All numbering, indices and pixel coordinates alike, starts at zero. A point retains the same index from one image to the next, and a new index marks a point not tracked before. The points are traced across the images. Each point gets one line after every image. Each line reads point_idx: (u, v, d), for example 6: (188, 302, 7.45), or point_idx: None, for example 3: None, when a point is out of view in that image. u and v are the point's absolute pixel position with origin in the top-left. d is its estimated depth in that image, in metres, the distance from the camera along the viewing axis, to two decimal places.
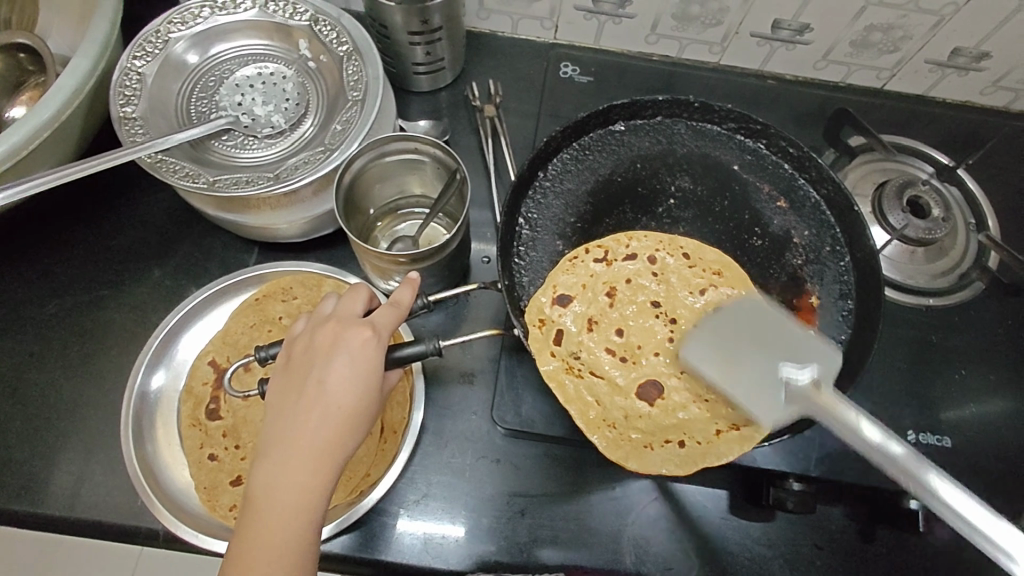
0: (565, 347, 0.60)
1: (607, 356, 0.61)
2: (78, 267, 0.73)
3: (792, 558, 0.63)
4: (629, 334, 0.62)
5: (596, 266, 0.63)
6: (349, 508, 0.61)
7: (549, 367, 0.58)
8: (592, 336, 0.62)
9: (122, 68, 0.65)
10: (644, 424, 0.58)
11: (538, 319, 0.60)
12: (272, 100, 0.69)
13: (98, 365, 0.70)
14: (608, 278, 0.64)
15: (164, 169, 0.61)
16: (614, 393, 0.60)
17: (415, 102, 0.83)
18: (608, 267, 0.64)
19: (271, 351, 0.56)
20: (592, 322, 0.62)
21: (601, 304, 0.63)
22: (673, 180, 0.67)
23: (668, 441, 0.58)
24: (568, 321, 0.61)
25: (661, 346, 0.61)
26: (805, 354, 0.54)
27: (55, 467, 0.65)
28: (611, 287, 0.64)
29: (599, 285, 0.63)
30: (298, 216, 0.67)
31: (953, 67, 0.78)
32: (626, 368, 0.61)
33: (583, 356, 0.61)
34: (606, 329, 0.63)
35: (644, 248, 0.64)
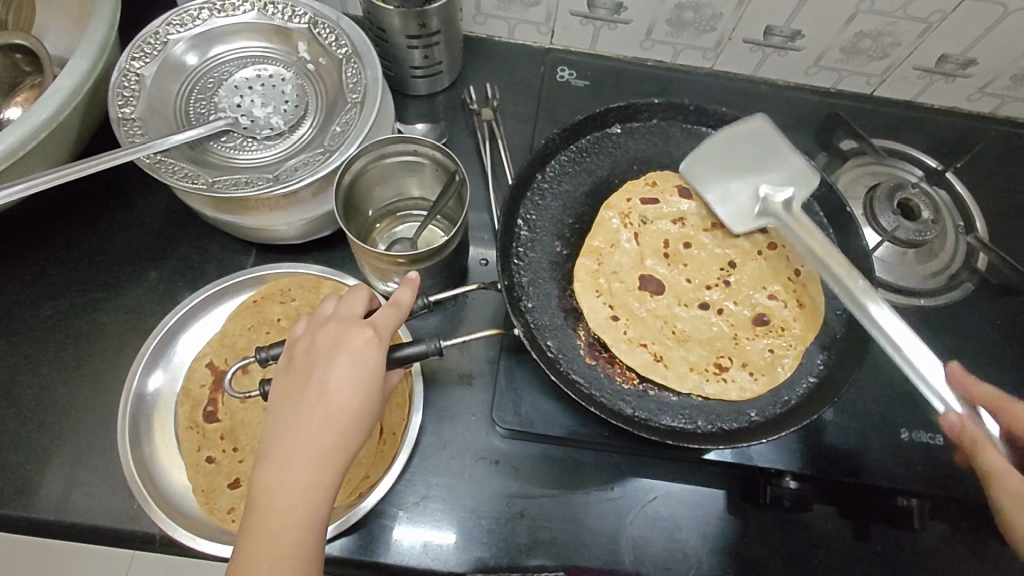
0: (644, 207, 0.68)
1: (660, 241, 0.69)
2: (73, 269, 0.73)
3: (788, 557, 0.64)
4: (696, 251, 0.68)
5: (645, 206, 0.68)
6: (347, 511, 0.61)
7: (613, 199, 0.68)
8: (671, 224, 0.69)
9: (120, 69, 0.65)
10: (620, 283, 0.66)
11: (650, 180, 0.69)
12: (271, 102, 0.69)
13: (94, 367, 0.69)
14: (649, 229, 0.68)
15: (163, 169, 0.61)
16: (635, 266, 0.67)
17: (413, 106, 0.83)
18: (735, 226, 0.69)
19: (271, 352, 0.56)
20: (682, 221, 0.69)
21: (646, 242, 0.69)
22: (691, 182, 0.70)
23: (612, 307, 0.64)
24: (670, 204, 0.69)
25: (699, 279, 0.67)
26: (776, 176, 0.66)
27: (49, 470, 0.64)
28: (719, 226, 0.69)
29: (706, 218, 0.69)
30: (297, 218, 0.67)
31: (941, 73, 0.80)
32: (665, 262, 0.68)
33: (648, 219, 0.68)
34: (693, 230, 0.69)
35: (763, 242, 0.68)
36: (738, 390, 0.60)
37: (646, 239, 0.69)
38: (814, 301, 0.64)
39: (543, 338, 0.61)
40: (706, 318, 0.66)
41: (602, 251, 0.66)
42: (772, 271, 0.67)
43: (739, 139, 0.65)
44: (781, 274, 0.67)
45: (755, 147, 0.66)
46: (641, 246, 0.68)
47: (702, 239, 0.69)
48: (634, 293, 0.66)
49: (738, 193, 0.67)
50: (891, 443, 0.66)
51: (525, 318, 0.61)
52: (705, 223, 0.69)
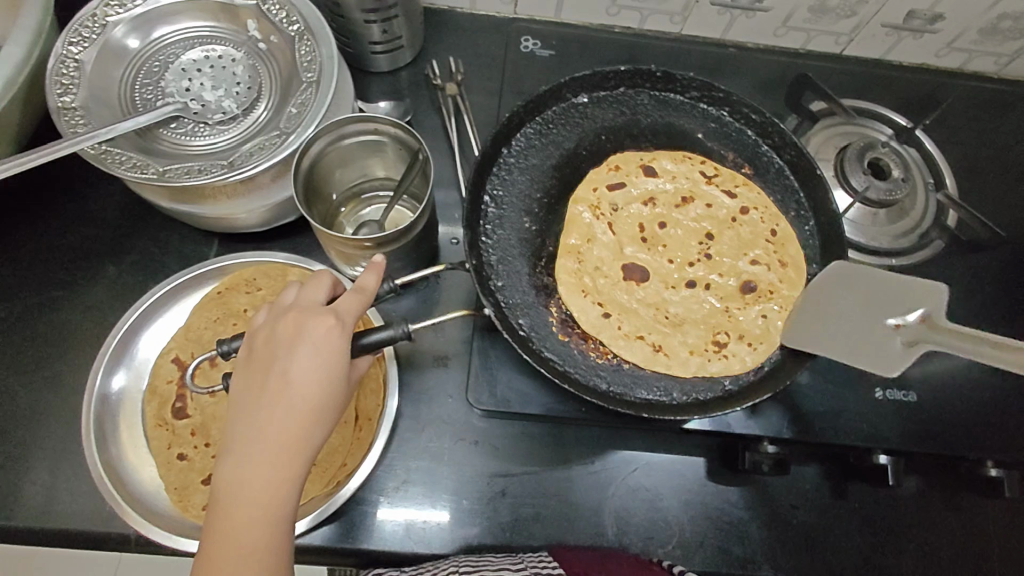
0: (613, 194, 0.68)
1: (636, 228, 0.68)
2: (26, 269, 0.70)
3: (769, 519, 0.65)
4: (672, 229, 0.68)
5: (613, 193, 0.68)
6: (326, 500, 0.60)
7: (581, 192, 0.67)
8: (641, 206, 0.69)
9: (57, 55, 0.61)
10: (604, 278, 0.65)
11: (614, 164, 0.69)
12: (222, 84, 0.66)
13: (56, 368, 0.67)
14: (622, 216, 0.68)
15: (109, 160, 0.58)
16: (615, 256, 0.67)
17: (374, 83, 0.80)
18: (707, 191, 0.68)
19: (233, 345, 0.54)
20: (653, 200, 0.69)
21: (620, 231, 0.68)
22: (653, 159, 0.69)
23: (601, 304, 0.63)
24: (635, 186, 0.69)
25: (680, 258, 0.67)
26: (904, 299, 0.55)
27: (15, 477, 0.63)
28: (690, 195, 0.68)
29: (678, 190, 0.69)
30: (257, 205, 0.65)
31: (908, 30, 0.79)
32: (643, 246, 0.67)
33: (617, 206, 0.68)
34: (663, 208, 0.69)
35: (741, 201, 0.67)
36: (739, 365, 0.61)
37: (621, 229, 0.68)
38: (795, 258, 0.64)
39: (515, 317, 0.60)
40: (694, 298, 0.65)
41: (581, 248, 0.65)
42: (751, 238, 0.66)
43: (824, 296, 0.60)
44: (760, 237, 0.66)
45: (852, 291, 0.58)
46: (617, 237, 0.67)
47: (676, 218, 0.68)
48: (618, 286, 0.65)
49: (881, 338, 0.55)
50: (866, 402, 0.66)
51: (496, 297, 0.60)
52: (675, 201, 0.69)
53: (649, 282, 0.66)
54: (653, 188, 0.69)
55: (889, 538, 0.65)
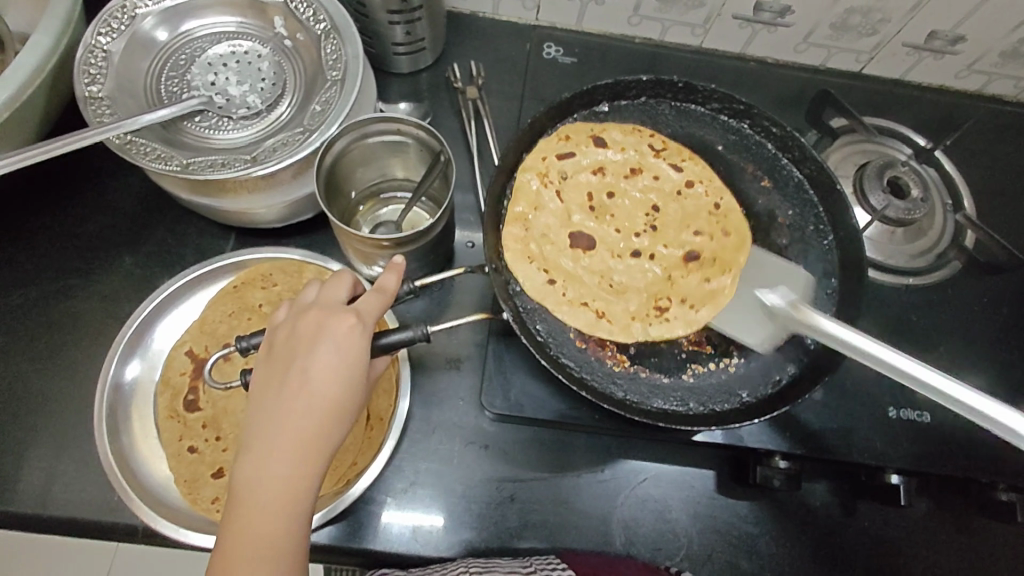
0: (561, 163, 0.67)
1: (583, 198, 0.68)
2: (44, 256, 0.70)
3: (777, 535, 0.64)
4: (618, 200, 0.69)
5: (563, 162, 0.67)
6: (335, 498, 0.60)
7: (531, 160, 0.66)
8: (589, 176, 0.69)
9: (86, 44, 0.61)
10: (551, 247, 0.65)
11: (565, 134, 0.67)
12: (247, 80, 0.67)
13: (68, 356, 0.67)
14: (570, 185, 0.68)
15: (134, 150, 0.58)
16: (562, 225, 0.66)
17: (395, 84, 0.81)
18: (653, 165, 0.69)
19: (252, 341, 0.54)
20: (600, 171, 0.69)
21: (569, 199, 0.68)
22: (604, 130, 0.68)
23: (546, 271, 0.63)
24: (584, 157, 0.68)
25: (624, 228, 0.68)
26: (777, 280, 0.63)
27: (24, 463, 0.62)
28: (637, 167, 0.69)
29: (626, 161, 0.69)
30: (278, 200, 0.65)
31: (929, 50, 0.79)
32: (589, 216, 0.68)
33: (566, 174, 0.67)
34: (607, 179, 0.69)
35: (687, 173, 0.68)
36: (680, 328, 0.62)
37: (569, 197, 0.68)
38: (739, 227, 0.66)
39: (532, 321, 0.60)
40: (636, 265, 0.66)
41: (529, 215, 0.65)
42: (696, 212, 0.68)
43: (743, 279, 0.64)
44: (702, 210, 0.68)
45: (758, 276, 0.64)
46: (565, 205, 0.67)
47: (625, 188, 0.69)
48: (563, 253, 0.65)
49: (751, 320, 0.62)
50: (879, 421, 0.66)
51: (514, 301, 0.60)
52: (624, 172, 0.69)
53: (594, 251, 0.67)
54: (602, 158, 0.69)
55: (898, 558, 0.64)
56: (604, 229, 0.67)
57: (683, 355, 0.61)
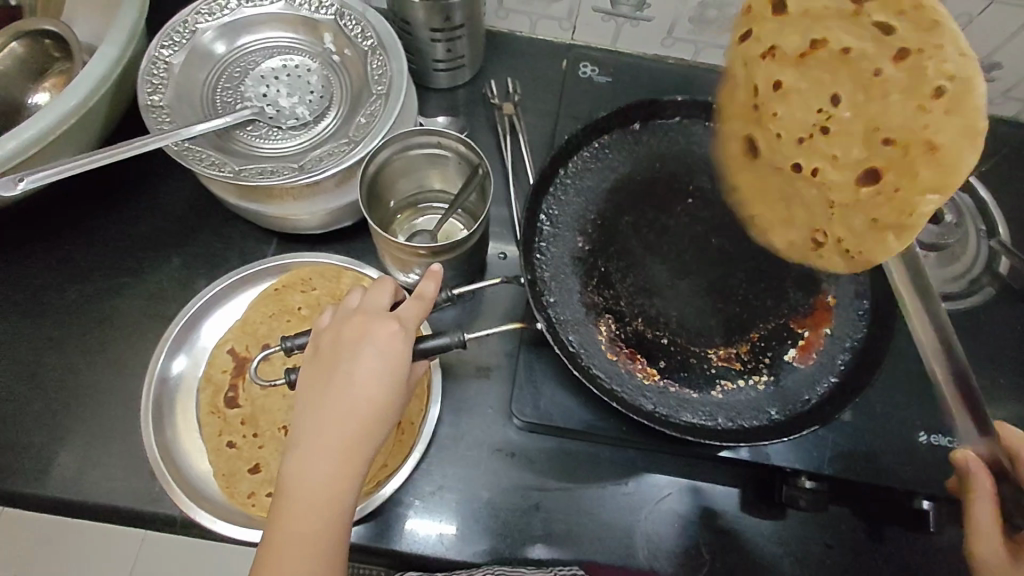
0: (756, 60, 0.57)
1: (786, 81, 0.55)
2: (97, 254, 0.73)
3: (802, 557, 0.64)
4: (792, 87, 0.55)
5: (757, 45, 0.56)
6: (365, 499, 0.62)
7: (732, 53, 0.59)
8: (769, 61, 0.56)
9: (150, 56, 0.65)
10: (789, 150, 0.56)
11: (745, 29, 0.57)
12: (296, 92, 0.70)
13: (116, 350, 0.70)
14: (763, 69, 0.56)
15: (190, 156, 0.62)
16: (795, 131, 0.56)
17: (434, 99, 0.84)
18: (826, 53, 0.53)
19: (296, 341, 0.56)
20: (772, 51, 0.55)
21: (780, 98, 0.56)
22: (784, 4, 0.55)
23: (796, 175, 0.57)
24: (769, 39, 0.56)
25: (803, 128, 0.55)
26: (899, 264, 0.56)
27: (72, 451, 0.65)
28: (819, 44, 0.53)
29: (802, 30, 0.53)
30: (320, 208, 0.67)
31: None
32: (789, 107, 0.55)
33: (778, 57, 0.55)
34: (784, 57, 0.55)
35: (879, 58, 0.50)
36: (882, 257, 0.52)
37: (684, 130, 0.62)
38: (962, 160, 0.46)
39: (564, 332, 0.62)
40: (807, 190, 0.57)
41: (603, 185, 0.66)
42: (905, 150, 0.49)
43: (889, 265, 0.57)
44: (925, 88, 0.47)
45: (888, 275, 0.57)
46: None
47: (795, 79, 0.55)
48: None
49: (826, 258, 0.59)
50: (908, 445, 0.66)
51: (547, 312, 0.61)
52: (888, 52, 0.50)
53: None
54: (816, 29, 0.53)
55: None
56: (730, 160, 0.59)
57: (713, 371, 0.61)
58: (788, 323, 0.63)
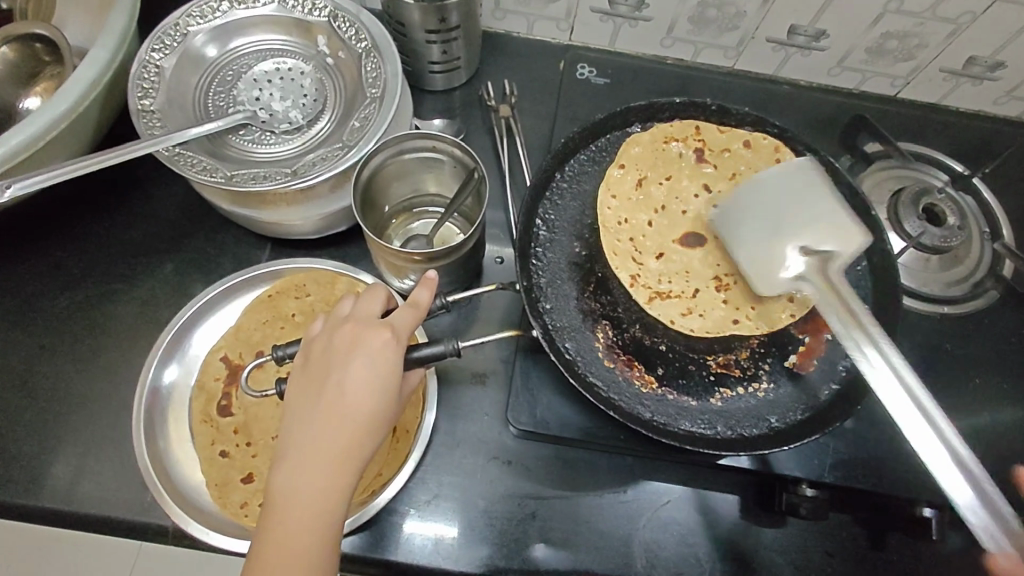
0: (654, 167, 0.66)
1: (653, 187, 0.65)
2: (89, 260, 0.73)
3: (802, 565, 0.63)
4: (657, 192, 0.65)
5: (665, 157, 0.66)
6: (360, 508, 0.61)
7: (635, 150, 0.66)
8: (661, 182, 0.66)
9: (141, 60, 0.64)
10: (648, 239, 0.64)
11: (664, 138, 0.67)
12: (290, 95, 0.69)
13: (108, 357, 0.69)
14: (654, 182, 0.65)
15: (181, 162, 0.61)
16: (643, 217, 0.64)
17: (429, 101, 0.83)
18: (672, 182, 0.66)
19: (288, 350, 0.55)
20: (668, 175, 0.66)
21: (646, 192, 0.65)
22: (684, 137, 0.67)
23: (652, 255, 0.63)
24: (674, 156, 0.66)
25: (662, 219, 0.65)
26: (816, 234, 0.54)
27: (63, 460, 0.65)
28: (670, 175, 0.66)
29: (680, 162, 0.66)
30: (314, 213, 0.67)
31: (967, 76, 0.78)
32: (664, 215, 0.65)
33: (652, 167, 0.66)
34: (675, 183, 0.66)
35: (685, 190, 0.65)
36: (697, 323, 0.60)
37: (698, 152, 0.66)
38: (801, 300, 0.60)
39: (561, 340, 0.61)
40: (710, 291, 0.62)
41: (640, 180, 0.65)
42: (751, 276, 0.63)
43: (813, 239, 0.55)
44: None
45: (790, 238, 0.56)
46: (689, 165, 0.66)
47: (665, 190, 0.66)
48: (668, 218, 0.65)
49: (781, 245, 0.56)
50: (909, 452, 0.65)
51: (543, 319, 0.61)
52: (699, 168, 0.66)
53: (698, 219, 0.64)
54: (674, 162, 0.66)
55: None
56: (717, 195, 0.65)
57: (711, 378, 0.60)
58: (788, 329, 0.62)
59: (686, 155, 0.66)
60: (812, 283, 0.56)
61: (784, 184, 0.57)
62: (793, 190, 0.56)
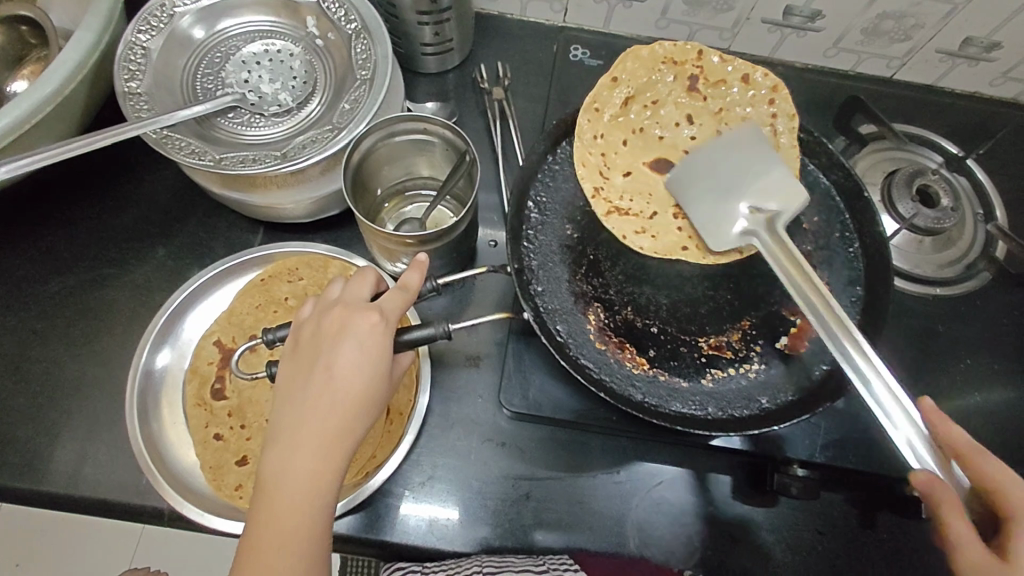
0: (642, 90, 0.67)
1: (636, 108, 0.68)
2: (80, 245, 0.72)
3: (794, 544, 0.64)
4: (640, 114, 0.68)
5: (656, 83, 0.67)
6: (354, 490, 0.62)
7: (629, 66, 0.66)
8: (647, 106, 0.68)
9: (127, 41, 0.63)
10: (618, 157, 0.67)
11: (663, 58, 0.67)
12: (279, 77, 0.68)
13: (102, 342, 0.69)
14: (637, 105, 0.68)
15: (170, 145, 0.60)
16: (619, 136, 0.67)
17: (422, 84, 0.82)
18: (657, 109, 0.68)
19: (278, 334, 0.55)
20: (654, 100, 0.68)
21: (627, 110, 0.67)
22: (681, 61, 0.67)
23: (619, 173, 0.66)
24: (664, 83, 0.68)
25: (636, 142, 0.67)
26: (769, 191, 0.59)
27: (58, 444, 0.65)
28: (657, 100, 0.68)
29: (670, 90, 0.68)
30: (305, 196, 0.66)
31: (964, 57, 0.78)
32: (639, 138, 0.68)
33: (643, 90, 0.67)
34: (659, 110, 0.68)
35: (668, 117, 0.68)
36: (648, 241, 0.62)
37: (693, 78, 0.68)
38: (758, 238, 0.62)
39: (553, 322, 0.61)
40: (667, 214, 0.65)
41: (628, 96, 0.67)
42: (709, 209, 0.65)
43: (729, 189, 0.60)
44: None
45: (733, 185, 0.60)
46: (678, 92, 0.68)
47: (648, 114, 0.68)
48: (643, 142, 0.68)
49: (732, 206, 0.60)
50: None
51: (535, 301, 0.61)
52: (688, 96, 0.68)
53: (672, 146, 0.67)
54: (664, 86, 0.68)
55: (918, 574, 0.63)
56: (697, 127, 0.67)
57: (703, 360, 0.60)
58: (780, 311, 0.62)
59: (679, 80, 0.68)
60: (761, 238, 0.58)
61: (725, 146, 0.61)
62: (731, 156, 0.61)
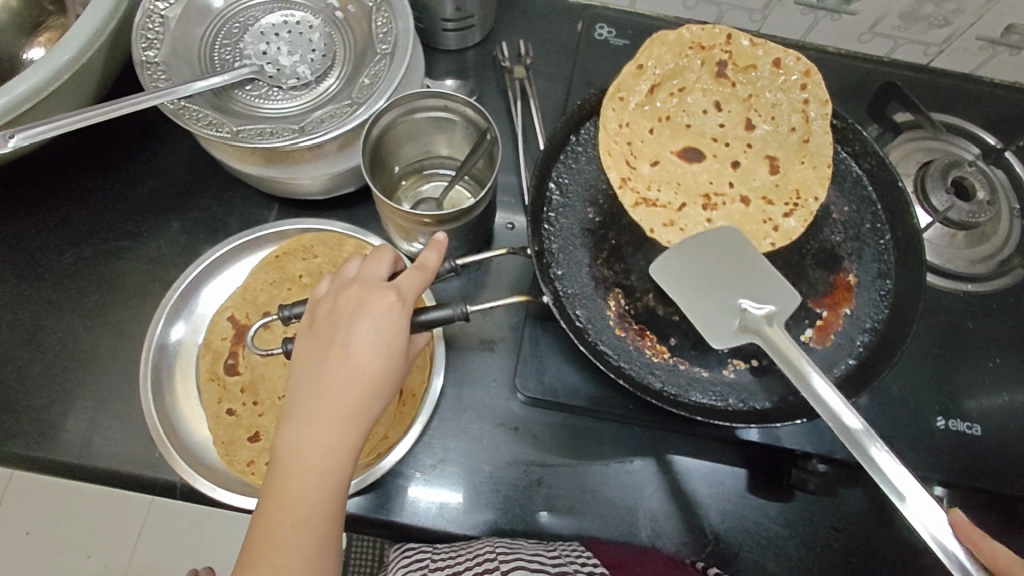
0: (668, 77, 0.66)
1: (663, 96, 0.67)
2: (95, 216, 0.72)
3: (808, 539, 0.63)
4: (667, 103, 0.67)
5: (683, 68, 0.66)
6: (366, 469, 0.61)
7: (656, 51, 0.65)
8: (675, 93, 0.67)
9: (145, 9, 0.62)
10: (645, 146, 0.66)
11: (692, 43, 0.65)
12: (298, 50, 0.67)
13: (115, 314, 0.69)
14: (663, 92, 0.66)
15: (187, 116, 0.59)
16: (646, 126, 0.66)
17: (442, 61, 0.80)
18: (684, 95, 0.67)
19: (294, 310, 0.54)
20: (682, 87, 0.67)
21: (653, 99, 0.66)
22: (710, 46, 0.65)
23: (646, 164, 0.65)
24: (692, 69, 0.66)
25: (663, 131, 0.67)
26: (765, 291, 0.56)
27: (70, 415, 0.65)
28: (684, 87, 0.67)
29: (699, 76, 0.66)
30: (321, 172, 0.65)
31: (1005, 45, 0.74)
32: (665, 127, 0.67)
33: (670, 76, 0.66)
34: (687, 96, 0.67)
35: (695, 104, 0.67)
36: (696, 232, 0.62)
37: (722, 63, 0.66)
38: (790, 228, 0.62)
39: (572, 307, 0.59)
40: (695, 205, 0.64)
41: (654, 83, 0.66)
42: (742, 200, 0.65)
43: (727, 271, 0.57)
44: (785, 147, 0.65)
45: (733, 287, 0.56)
46: (706, 79, 0.66)
47: (675, 102, 0.67)
48: (670, 130, 0.67)
49: (717, 304, 0.56)
50: (924, 430, 0.64)
51: (554, 285, 0.59)
52: (717, 83, 0.66)
53: (700, 134, 0.67)
54: (692, 73, 0.66)
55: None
56: (726, 114, 0.67)
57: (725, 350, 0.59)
58: (807, 302, 0.60)
59: (707, 65, 0.66)
60: (758, 331, 0.54)
61: (717, 255, 0.57)
62: (732, 263, 0.57)
